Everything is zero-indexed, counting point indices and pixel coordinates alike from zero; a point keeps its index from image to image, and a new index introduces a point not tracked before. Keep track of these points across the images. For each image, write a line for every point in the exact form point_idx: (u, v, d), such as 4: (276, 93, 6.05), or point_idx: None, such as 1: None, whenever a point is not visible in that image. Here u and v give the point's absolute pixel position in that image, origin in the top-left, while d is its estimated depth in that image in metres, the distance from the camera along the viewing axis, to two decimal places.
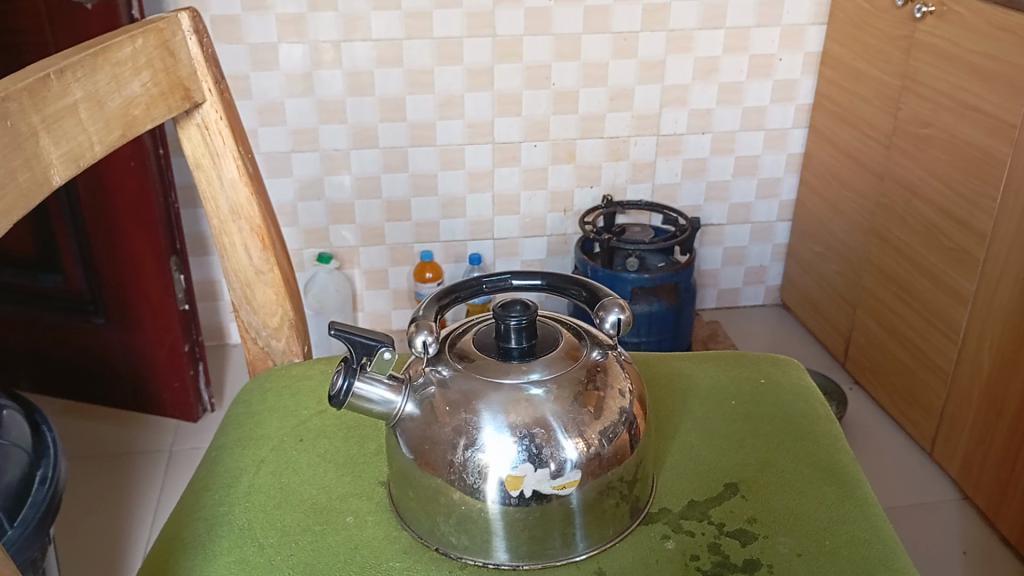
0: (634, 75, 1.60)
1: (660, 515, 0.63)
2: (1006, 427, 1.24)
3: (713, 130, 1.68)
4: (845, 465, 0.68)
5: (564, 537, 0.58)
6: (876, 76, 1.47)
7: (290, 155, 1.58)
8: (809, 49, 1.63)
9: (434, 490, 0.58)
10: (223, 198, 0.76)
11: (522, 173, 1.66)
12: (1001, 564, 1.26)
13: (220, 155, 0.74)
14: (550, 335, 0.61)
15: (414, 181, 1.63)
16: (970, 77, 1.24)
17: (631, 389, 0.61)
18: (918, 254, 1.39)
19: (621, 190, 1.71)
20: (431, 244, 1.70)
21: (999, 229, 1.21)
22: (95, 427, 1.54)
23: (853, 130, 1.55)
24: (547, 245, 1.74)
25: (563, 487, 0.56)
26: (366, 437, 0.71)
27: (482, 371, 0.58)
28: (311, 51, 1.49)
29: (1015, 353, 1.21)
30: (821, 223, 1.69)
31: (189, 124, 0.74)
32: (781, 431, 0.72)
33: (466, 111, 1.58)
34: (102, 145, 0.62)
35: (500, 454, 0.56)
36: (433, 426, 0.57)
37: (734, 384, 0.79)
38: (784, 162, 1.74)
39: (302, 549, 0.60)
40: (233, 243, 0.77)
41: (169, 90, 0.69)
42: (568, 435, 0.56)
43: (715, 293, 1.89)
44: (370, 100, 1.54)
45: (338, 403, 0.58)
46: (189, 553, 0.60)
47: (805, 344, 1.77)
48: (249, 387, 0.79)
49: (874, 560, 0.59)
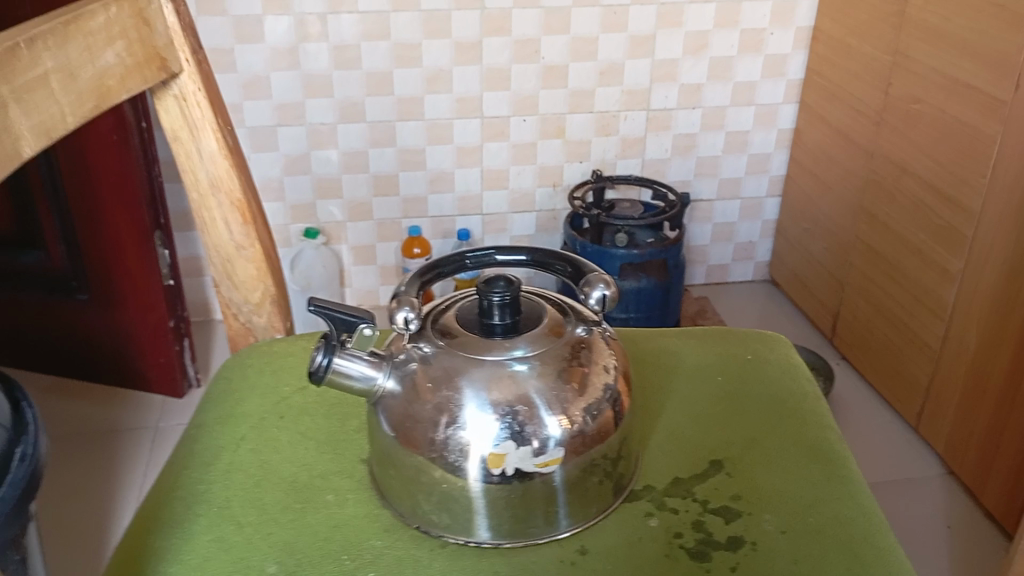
0: (624, 50, 1.58)
1: (644, 493, 0.62)
2: (992, 405, 1.24)
3: (703, 106, 1.67)
4: (830, 443, 0.68)
5: (547, 515, 0.58)
6: (867, 52, 1.46)
7: (275, 130, 1.56)
8: (800, 25, 1.62)
9: (415, 468, 0.57)
10: (202, 172, 0.74)
11: (511, 148, 1.64)
12: (985, 540, 1.27)
13: (197, 128, 0.73)
14: (535, 311, 0.60)
15: (402, 157, 1.61)
16: (962, 53, 1.23)
17: (615, 366, 0.60)
18: (907, 230, 1.39)
19: (611, 165, 1.70)
20: (419, 221, 1.69)
21: (988, 207, 1.21)
22: (79, 403, 1.52)
23: (844, 107, 1.54)
24: (536, 221, 1.73)
25: (546, 465, 0.56)
26: (348, 415, 0.71)
27: (465, 347, 0.57)
28: (296, 24, 1.47)
29: (1003, 330, 1.21)
30: (810, 200, 1.68)
31: (166, 96, 0.72)
32: (767, 407, 0.72)
33: (454, 86, 1.56)
34: (74, 117, 0.60)
35: (482, 431, 0.55)
36: (415, 404, 0.56)
37: (720, 360, 0.78)
38: (774, 138, 1.73)
39: (282, 528, 0.59)
40: (212, 219, 0.76)
41: (144, 60, 0.67)
42: (551, 413, 0.55)
43: (704, 269, 1.88)
44: (357, 74, 1.52)
45: (318, 379, 0.57)
46: (167, 532, 0.59)
47: (793, 321, 1.78)
48: (230, 363, 0.78)
49: (857, 538, 0.58)
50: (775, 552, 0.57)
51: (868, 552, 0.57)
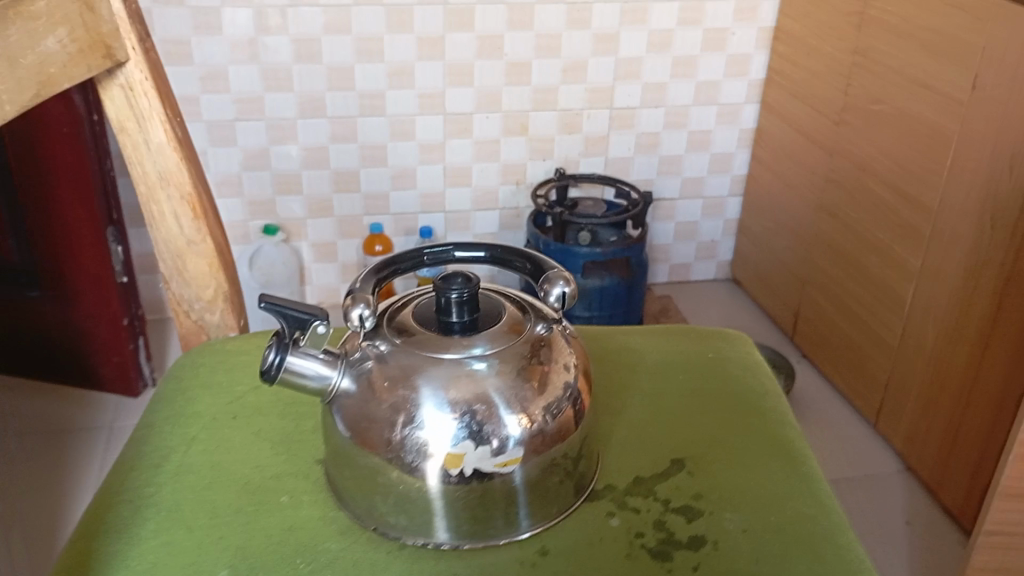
0: (589, 47, 1.57)
1: (605, 492, 0.61)
2: (951, 401, 1.25)
3: (667, 104, 1.67)
4: (792, 441, 0.67)
5: (507, 516, 0.57)
6: (827, 52, 1.47)
7: (234, 124, 1.53)
8: (762, 24, 1.62)
9: (371, 469, 0.56)
10: (150, 163, 0.72)
11: (474, 145, 1.63)
12: (942, 535, 1.28)
13: (145, 118, 0.71)
14: (493, 309, 0.59)
15: (363, 153, 1.59)
16: (922, 53, 1.24)
17: (576, 364, 0.59)
18: (867, 229, 1.40)
19: (574, 163, 1.69)
20: (381, 218, 1.66)
21: (946, 205, 1.22)
22: (29, 404, 1.48)
23: (803, 106, 1.55)
24: (500, 219, 1.72)
25: (505, 465, 0.55)
26: (303, 415, 0.69)
27: (422, 346, 0.56)
28: (256, 16, 1.44)
29: (960, 327, 1.22)
30: (772, 199, 1.69)
31: (111, 86, 0.69)
32: (728, 405, 0.71)
33: (416, 82, 1.54)
34: (14, 105, 0.57)
35: (440, 431, 0.54)
36: (371, 403, 0.55)
37: (680, 358, 0.78)
38: (737, 136, 1.74)
39: (233, 531, 0.57)
40: (161, 212, 0.74)
41: (88, 48, 0.65)
42: (511, 411, 0.54)
43: (667, 268, 1.89)
44: (319, 68, 1.50)
45: (270, 378, 0.55)
46: (113, 537, 0.57)
47: (754, 319, 1.79)
48: (182, 362, 0.76)
49: (819, 536, 0.58)
50: (738, 552, 0.57)
51: (829, 550, 0.57)
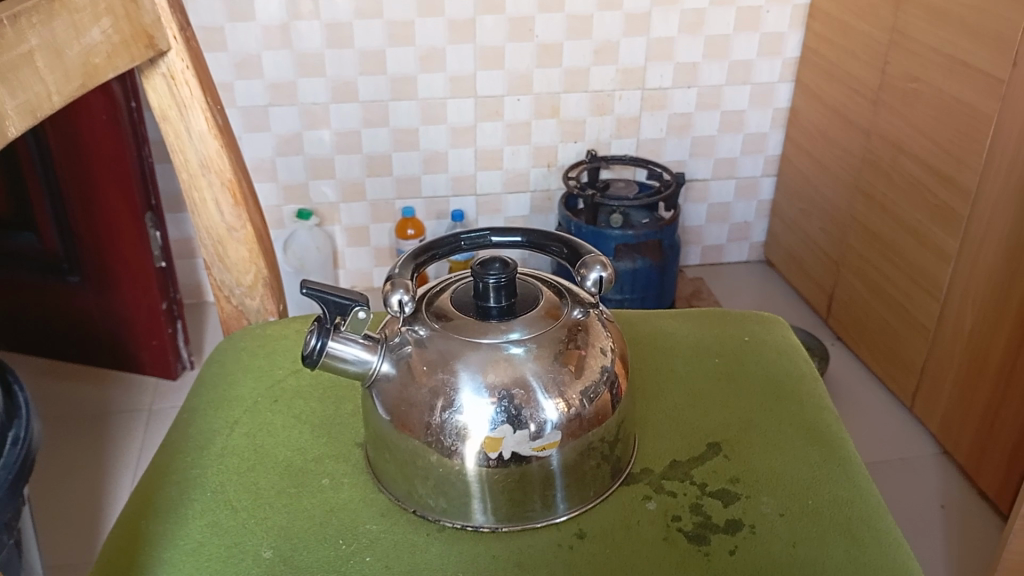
0: (620, 28, 1.56)
1: (642, 476, 0.62)
2: (988, 384, 1.24)
3: (699, 85, 1.65)
4: (829, 425, 0.67)
5: (544, 499, 0.57)
6: (863, 30, 1.45)
7: (268, 110, 1.54)
8: (796, 2, 1.60)
9: (411, 453, 0.57)
10: (192, 152, 0.73)
11: (505, 129, 1.63)
12: (978, 519, 1.27)
13: (187, 106, 0.71)
14: (531, 293, 0.60)
15: (396, 137, 1.60)
16: (961, 32, 1.22)
17: (612, 348, 0.60)
18: (903, 210, 1.38)
19: (605, 146, 1.68)
20: (413, 201, 1.67)
21: (984, 185, 1.20)
22: (71, 387, 1.51)
23: (839, 85, 1.53)
24: (531, 202, 1.72)
25: (543, 448, 0.55)
26: (343, 399, 0.70)
27: (460, 331, 0.56)
28: (288, 2, 1.45)
29: (998, 309, 1.21)
30: (805, 180, 1.68)
31: (154, 75, 0.71)
32: (763, 389, 0.71)
33: (448, 66, 1.54)
34: (60, 95, 0.59)
35: (478, 415, 0.54)
36: (410, 387, 0.56)
37: (717, 342, 0.78)
38: (770, 117, 1.72)
39: (277, 512, 0.59)
40: (203, 199, 0.75)
41: (131, 38, 0.66)
42: (548, 396, 0.55)
43: (699, 250, 1.88)
44: (351, 53, 1.50)
45: (312, 363, 0.56)
46: (161, 517, 0.59)
47: (788, 301, 1.77)
48: (224, 346, 0.77)
49: (856, 519, 0.58)
50: (774, 535, 0.57)
51: (868, 533, 0.57)
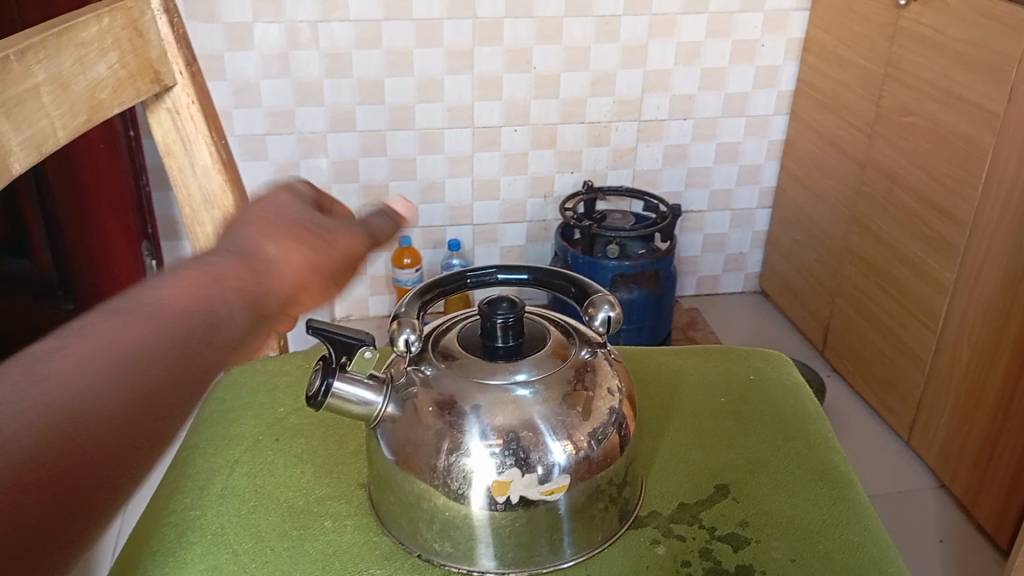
0: (617, 59, 1.57)
1: (650, 520, 0.61)
2: (987, 416, 1.24)
3: (695, 116, 1.66)
4: (838, 465, 0.66)
5: (552, 543, 0.56)
6: (859, 63, 1.46)
7: (265, 138, 1.54)
8: (792, 36, 1.62)
9: (416, 495, 0.56)
10: (195, 186, 0.73)
11: (502, 158, 1.63)
12: (977, 554, 1.26)
13: (191, 140, 0.72)
14: (538, 333, 0.59)
15: (393, 165, 1.60)
16: (956, 65, 1.23)
17: (620, 388, 0.59)
18: (899, 242, 1.39)
19: (602, 176, 1.69)
20: (409, 230, 1.67)
21: (981, 218, 1.21)
22: None
23: (835, 117, 1.54)
24: (527, 232, 1.72)
25: (551, 492, 0.54)
26: (345, 437, 0.69)
27: (468, 371, 0.56)
28: (287, 31, 1.45)
29: (995, 341, 1.21)
30: (801, 211, 1.68)
31: (159, 109, 0.70)
32: (771, 429, 0.71)
33: (446, 95, 1.55)
34: (66, 130, 0.58)
35: (485, 459, 0.54)
36: (416, 429, 0.55)
37: (722, 379, 0.77)
38: (765, 148, 1.73)
39: (278, 556, 0.58)
40: (204, 232, 0.76)
41: (138, 72, 0.65)
42: (556, 438, 0.54)
43: (695, 280, 1.87)
44: (349, 82, 1.51)
45: (316, 404, 0.55)
46: (158, 560, 0.57)
47: (784, 333, 1.77)
48: (223, 381, 0.76)
49: (868, 564, 0.57)
50: None
51: None
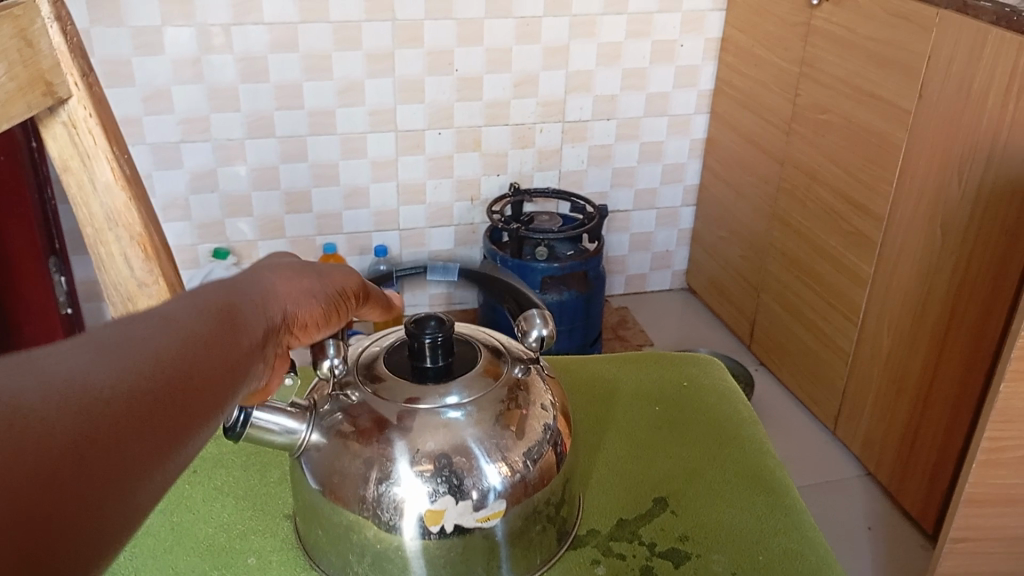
0: (539, 60, 1.56)
1: (589, 539, 0.59)
2: (909, 406, 1.26)
3: (618, 116, 1.66)
4: (774, 472, 0.66)
5: (489, 570, 0.54)
6: (775, 62, 1.47)
7: (179, 146, 1.48)
8: (709, 36, 1.63)
9: (345, 528, 0.53)
10: (97, 204, 0.68)
11: (427, 162, 1.60)
12: (905, 539, 1.29)
13: (91, 156, 0.67)
14: (468, 351, 0.57)
15: (315, 171, 1.56)
16: (868, 64, 1.25)
17: (554, 404, 0.57)
18: (819, 238, 1.41)
19: (528, 178, 1.67)
20: (334, 237, 1.63)
21: (897, 212, 1.23)
22: None
23: (753, 115, 1.56)
24: (455, 235, 1.69)
25: (487, 519, 0.52)
26: (268, 466, 0.66)
27: (396, 395, 0.53)
28: (198, 35, 1.39)
29: (914, 333, 1.23)
30: (724, 208, 1.70)
31: (54, 123, 0.66)
32: (707, 436, 0.70)
33: (367, 98, 1.51)
34: None
35: (416, 487, 0.51)
36: (342, 458, 0.53)
37: (656, 387, 0.76)
38: (688, 147, 1.74)
39: None
40: (110, 253, 0.70)
41: (28, 85, 0.61)
42: (490, 460, 0.52)
43: (623, 280, 1.87)
44: (266, 86, 1.46)
45: (233, 436, 0.52)
46: None
47: (711, 328, 1.78)
48: None
49: (807, 571, 0.57)
50: None
51: None
